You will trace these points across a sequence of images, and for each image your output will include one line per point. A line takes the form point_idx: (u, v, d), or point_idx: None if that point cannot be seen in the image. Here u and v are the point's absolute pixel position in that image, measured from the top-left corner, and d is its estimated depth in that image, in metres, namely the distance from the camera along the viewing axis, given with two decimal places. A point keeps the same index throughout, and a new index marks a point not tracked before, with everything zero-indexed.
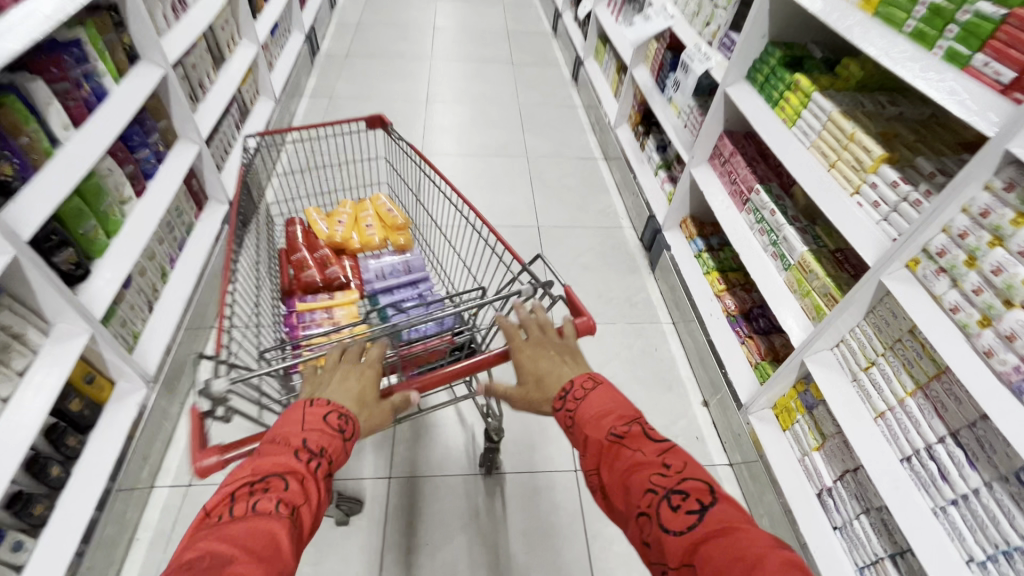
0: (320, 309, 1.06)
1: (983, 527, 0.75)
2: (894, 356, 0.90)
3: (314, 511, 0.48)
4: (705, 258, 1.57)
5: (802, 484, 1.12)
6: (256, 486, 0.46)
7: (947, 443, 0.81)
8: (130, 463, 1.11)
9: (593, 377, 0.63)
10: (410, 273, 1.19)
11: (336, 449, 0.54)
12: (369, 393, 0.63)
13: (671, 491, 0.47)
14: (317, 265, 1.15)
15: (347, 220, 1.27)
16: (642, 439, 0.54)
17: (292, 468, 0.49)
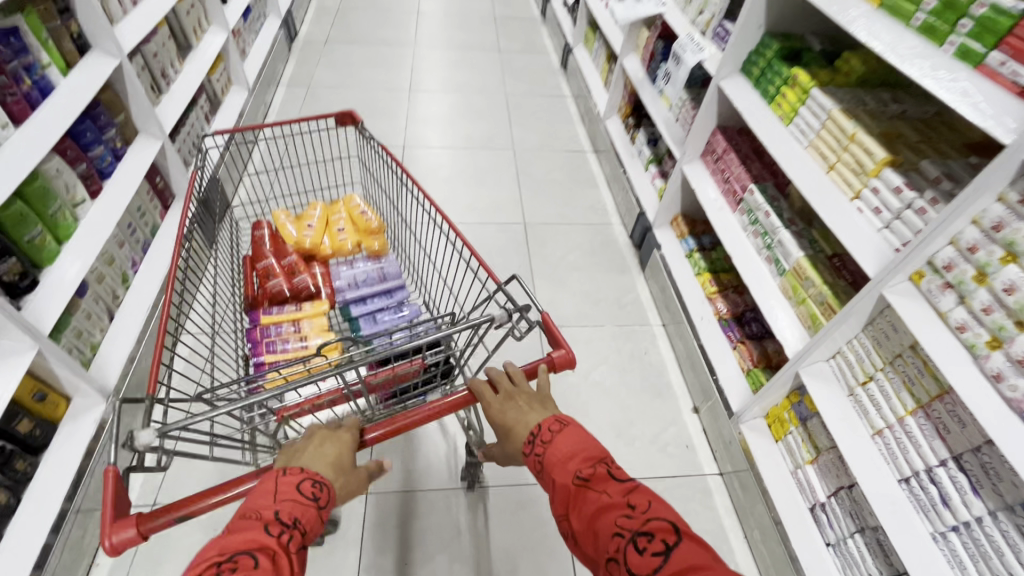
0: (286, 322, 1.04)
1: (986, 557, 0.71)
2: (894, 372, 0.86)
3: None
4: (696, 258, 1.52)
5: (795, 498, 1.08)
6: (224, 566, 0.44)
7: (948, 467, 0.77)
8: (89, 483, 1.04)
9: (561, 418, 0.61)
10: (385, 281, 1.14)
11: (309, 519, 0.52)
12: (346, 456, 0.62)
13: (636, 533, 0.48)
14: (284, 274, 1.11)
15: (317, 223, 1.23)
16: (608, 480, 0.54)
17: (262, 544, 0.47)
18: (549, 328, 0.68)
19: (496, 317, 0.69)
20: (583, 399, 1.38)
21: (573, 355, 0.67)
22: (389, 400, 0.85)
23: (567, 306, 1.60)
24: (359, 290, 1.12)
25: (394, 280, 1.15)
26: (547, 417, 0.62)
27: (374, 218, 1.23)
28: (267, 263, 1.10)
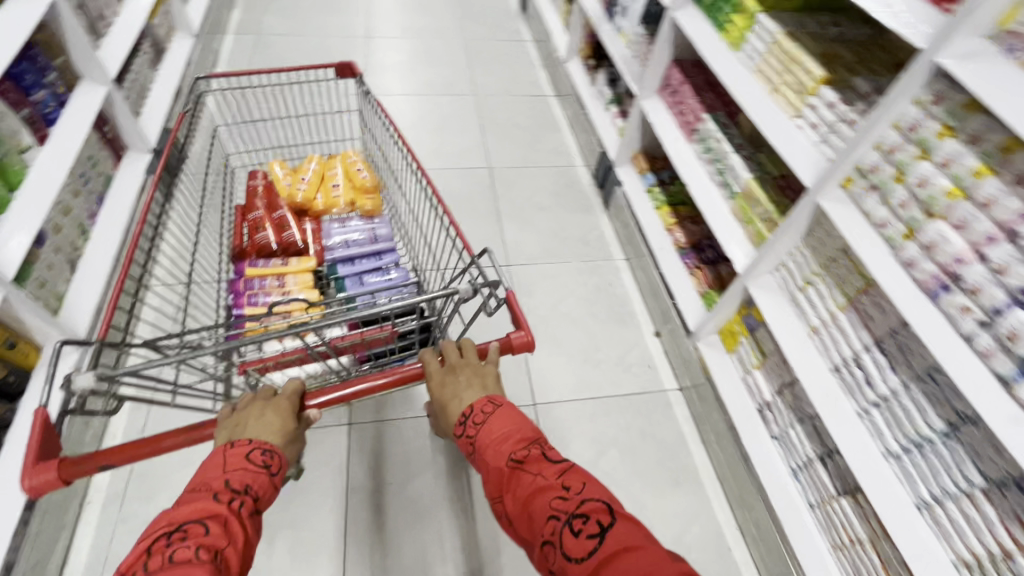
0: (271, 276, 1.03)
1: (900, 423, 0.82)
2: (828, 275, 0.94)
3: (240, 550, 0.50)
4: (656, 192, 1.58)
5: (745, 401, 1.18)
6: (174, 536, 0.47)
7: (872, 352, 0.86)
8: (72, 425, 1.05)
9: (493, 400, 0.65)
10: (376, 243, 1.15)
11: (259, 486, 0.57)
12: (286, 421, 0.66)
13: (572, 515, 0.50)
14: (275, 227, 1.11)
15: (313, 178, 1.25)
16: (542, 463, 0.57)
17: (213, 511, 0.51)
18: (514, 309, 0.69)
19: (461, 292, 0.69)
20: (552, 329, 1.45)
21: (532, 339, 0.70)
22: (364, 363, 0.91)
23: (534, 245, 1.65)
24: (351, 249, 1.13)
25: (385, 242, 1.16)
26: (481, 397, 0.65)
27: (369, 175, 1.24)
28: (256, 214, 1.12)
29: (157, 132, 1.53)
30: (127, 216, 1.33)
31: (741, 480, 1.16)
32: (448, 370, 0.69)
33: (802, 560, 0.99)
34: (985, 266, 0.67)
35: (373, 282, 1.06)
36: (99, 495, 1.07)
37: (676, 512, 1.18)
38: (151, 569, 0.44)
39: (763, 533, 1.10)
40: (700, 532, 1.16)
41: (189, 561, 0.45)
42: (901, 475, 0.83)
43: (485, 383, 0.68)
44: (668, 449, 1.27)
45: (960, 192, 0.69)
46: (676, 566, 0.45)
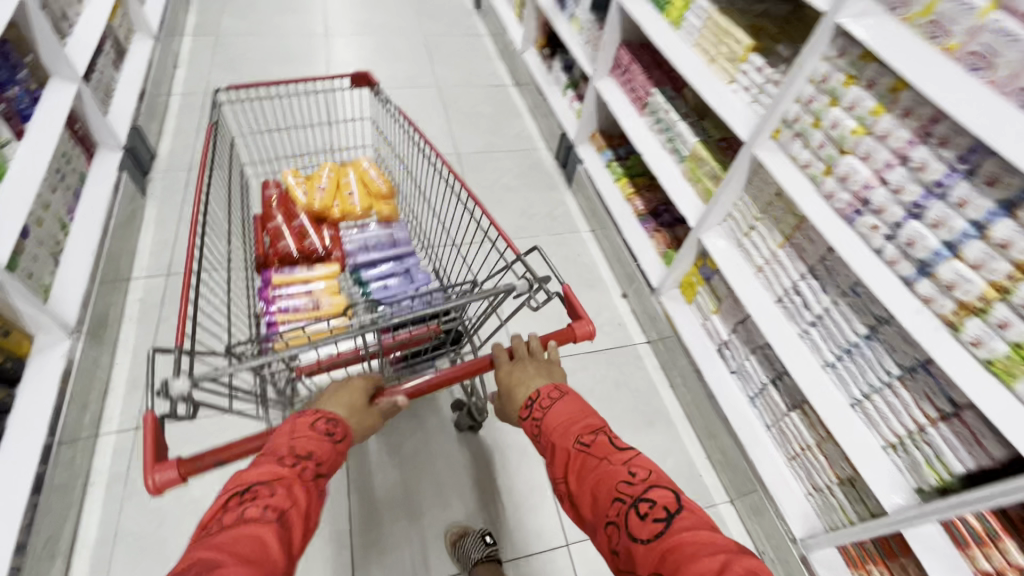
0: (297, 283, 1.05)
1: (833, 335, 0.96)
2: (767, 218, 1.07)
3: (306, 512, 0.51)
4: (614, 166, 1.71)
5: (705, 342, 1.31)
6: (246, 495, 0.49)
7: (807, 279, 1.00)
8: (69, 412, 1.09)
9: (560, 387, 0.66)
10: (396, 246, 1.19)
11: (324, 452, 0.57)
12: (358, 398, 0.66)
13: (638, 499, 0.51)
14: (295, 235, 1.14)
15: (328, 185, 1.24)
16: (608, 448, 0.58)
17: (279, 474, 0.52)
18: (571, 300, 0.72)
19: (518, 288, 0.72)
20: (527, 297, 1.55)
21: (593, 330, 0.70)
22: (398, 364, 0.94)
23: (503, 222, 1.74)
24: (374, 254, 1.17)
25: (404, 246, 1.20)
26: (547, 384, 0.67)
27: (383, 180, 1.27)
28: (278, 223, 1.14)
29: (126, 130, 1.55)
30: (105, 211, 1.36)
31: (706, 414, 1.29)
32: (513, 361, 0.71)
33: (762, 472, 1.13)
34: (886, 188, 0.80)
35: (395, 285, 1.12)
36: (102, 476, 1.11)
37: (651, 448, 1.29)
38: (225, 524, 0.46)
39: (728, 456, 1.23)
40: (675, 464, 1.28)
41: (258, 519, 0.47)
42: (837, 381, 0.96)
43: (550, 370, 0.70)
44: (640, 394, 1.39)
45: (864, 130, 0.83)
46: (746, 560, 0.45)
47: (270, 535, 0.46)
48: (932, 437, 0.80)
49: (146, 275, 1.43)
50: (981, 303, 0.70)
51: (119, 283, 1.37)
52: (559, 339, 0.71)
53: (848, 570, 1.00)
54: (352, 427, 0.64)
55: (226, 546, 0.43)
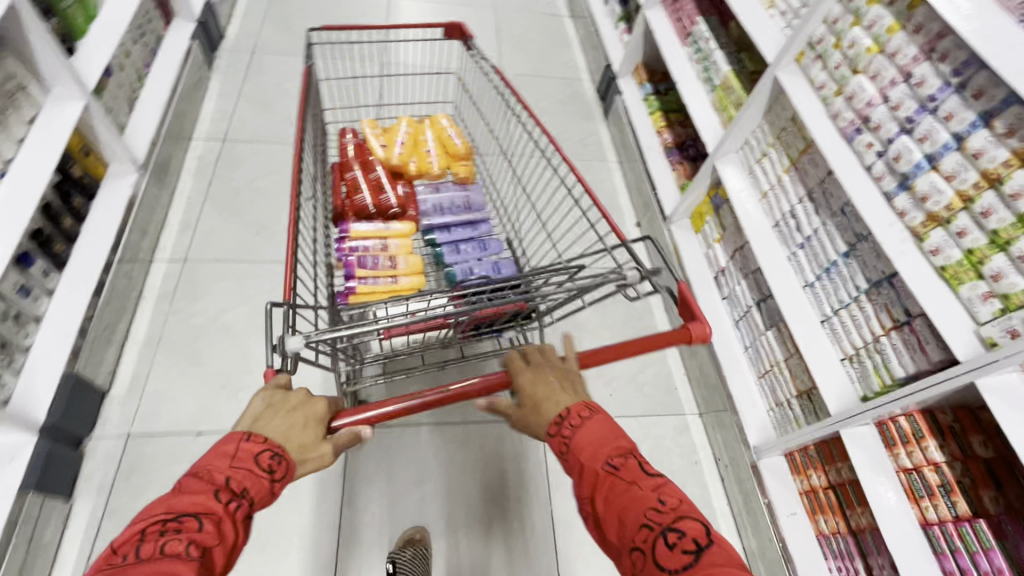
0: (374, 239, 1.09)
1: (817, 256, 1.01)
2: (779, 143, 1.11)
3: (230, 555, 0.45)
4: (651, 100, 1.72)
5: (704, 269, 1.38)
6: (169, 525, 0.42)
7: (804, 202, 1.05)
8: (129, 235, 1.25)
9: (590, 405, 0.58)
10: (470, 211, 1.23)
11: (261, 491, 0.48)
12: (314, 433, 0.54)
13: (668, 528, 0.45)
14: (371, 188, 1.15)
15: (407, 141, 1.28)
16: (638, 472, 0.50)
17: (208, 509, 0.44)
18: (687, 300, 0.66)
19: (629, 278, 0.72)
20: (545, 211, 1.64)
21: (711, 332, 0.64)
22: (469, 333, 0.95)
23: None
24: (447, 217, 1.20)
25: (479, 212, 1.23)
26: (578, 402, 0.58)
27: (461, 141, 1.30)
28: (356, 174, 1.15)
29: (201, 3, 1.67)
30: (175, 72, 1.50)
31: None
32: (536, 373, 0.62)
33: (733, 389, 1.21)
34: (887, 106, 0.84)
35: (469, 251, 1.14)
36: (152, 291, 1.29)
37: (635, 356, 1.39)
38: (141, 556, 0.40)
39: (704, 372, 1.32)
40: (654, 373, 1.37)
41: (178, 556, 0.40)
42: (812, 300, 1.03)
43: (575, 386, 0.62)
44: (635, 310, 1.48)
45: (878, 48, 0.86)
46: None
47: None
48: (883, 346, 0.87)
49: (205, 138, 1.58)
50: (947, 213, 0.75)
51: (182, 140, 1.53)
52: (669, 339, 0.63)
53: (791, 476, 1.10)
54: (299, 471, 0.52)
55: None
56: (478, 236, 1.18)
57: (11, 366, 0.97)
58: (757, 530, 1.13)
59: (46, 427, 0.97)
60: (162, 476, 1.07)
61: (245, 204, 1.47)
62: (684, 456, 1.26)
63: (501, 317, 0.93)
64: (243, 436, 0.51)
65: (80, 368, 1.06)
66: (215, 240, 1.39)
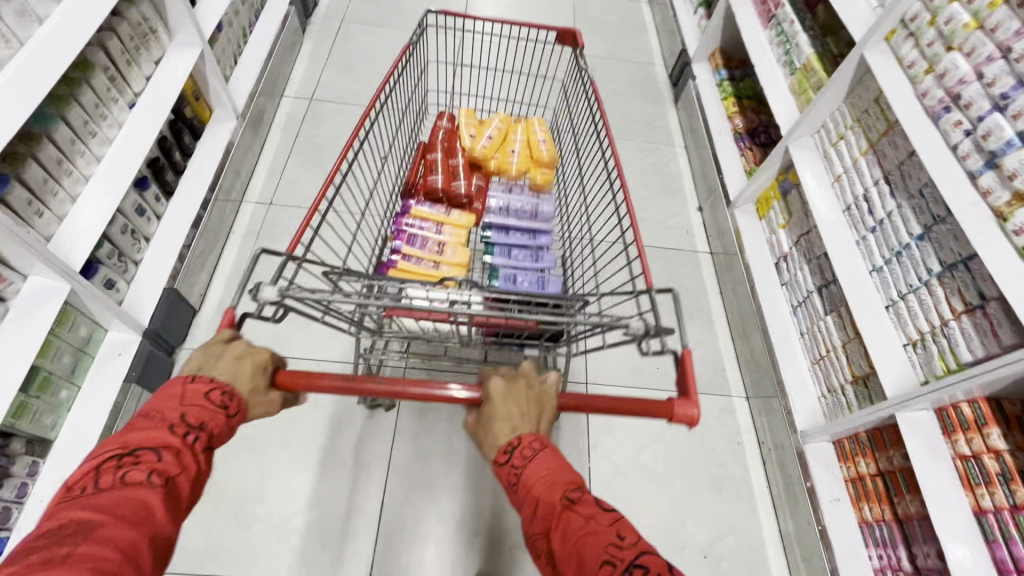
0: (432, 221, 1.15)
1: (887, 239, 1.00)
2: (859, 126, 1.09)
3: (193, 483, 0.48)
4: (725, 85, 1.70)
5: (764, 254, 1.37)
6: (125, 459, 0.45)
7: (880, 184, 1.03)
8: (225, 175, 1.38)
9: (542, 438, 0.58)
10: (535, 219, 1.23)
11: (219, 425, 0.51)
12: (262, 377, 0.55)
13: (632, 565, 0.45)
14: (447, 173, 1.21)
15: (494, 136, 1.32)
16: (594, 508, 0.51)
17: (166, 442, 0.47)
18: (686, 370, 0.60)
19: (632, 327, 0.67)
20: None
21: (700, 416, 0.58)
22: (490, 341, 0.97)
23: None
24: (509, 218, 1.22)
25: (543, 222, 1.23)
26: (530, 432, 0.58)
27: (548, 149, 1.30)
28: (436, 157, 1.22)
29: None
30: (274, 34, 1.62)
31: (746, 315, 1.37)
32: (507, 389, 0.60)
33: (785, 373, 1.20)
34: (981, 83, 0.82)
35: (521, 258, 1.15)
36: (240, 229, 1.41)
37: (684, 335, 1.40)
38: (99, 487, 0.43)
39: (756, 356, 1.31)
40: (702, 354, 1.38)
41: (140, 483, 0.43)
42: (879, 284, 1.01)
43: (536, 417, 0.60)
44: (689, 292, 1.49)
45: (977, 24, 0.84)
46: None
47: (156, 501, 0.43)
48: (951, 330, 0.85)
49: (294, 97, 1.70)
50: None
51: (275, 97, 1.65)
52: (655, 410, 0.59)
53: (837, 463, 1.08)
54: (247, 416, 0.54)
55: (108, 509, 0.41)
56: (536, 245, 1.19)
57: (126, 275, 1.09)
58: (795, 513, 1.13)
59: (148, 332, 1.08)
60: None
61: (327, 159, 1.58)
62: (727, 436, 1.26)
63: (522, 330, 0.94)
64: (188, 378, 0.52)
65: (179, 286, 1.19)
66: (296, 189, 1.50)
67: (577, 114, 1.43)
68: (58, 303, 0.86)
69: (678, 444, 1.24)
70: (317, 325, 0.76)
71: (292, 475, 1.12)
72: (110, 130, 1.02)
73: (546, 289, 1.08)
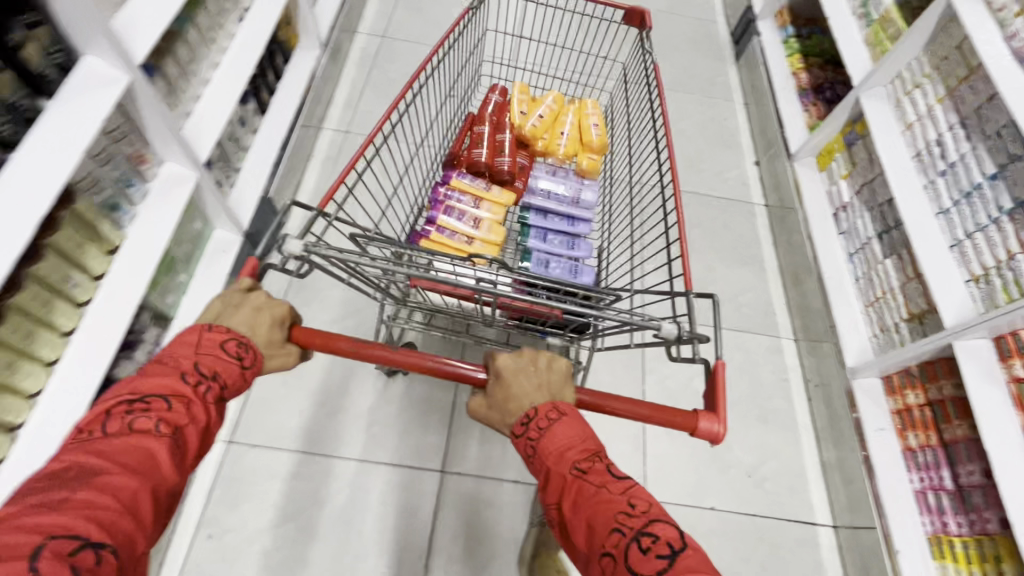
0: (469, 195, 1.03)
1: (959, 181, 1.04)
2: (937, 74, 1.12)
3: (203, 434, 0.47)
4: (791, 43, 1.71)
5: (823, 205, 1.41)
6: (136, 404, 0.44)
7: (955, 129, 1.06)
8: (308, 100, 1.44)
9: (560, 406, 0.54)
10: (576, 207, 1.07)
11: (232, 377, 0.50)
12: (278, 332, 0.54)
13: (640, 532, 0.44)
14: (492, 148, 1.07)
15: (546, 116, 1.17)
16: (606, 476, 0.49)
17: (176, 390, 0.46)
18: (715, 385, 0.56)
19: (665, 332, 0.61)
20: None
21: (723, 433, 0.54)
22: (514, 319, 0.91)
23: (666, 74, 1.86)
24: (548, 202, 1.06)
25: (584, 210, 1.07)
26: (545, 403, 0.54)
27: (599, 135, 1.15)
28: (482, 129, 1.08)
29: None
30: None
31: (800, 263, 1.42)
32: (518, 365, 0.57)
33: (838, 315, 1.26)
34: None
35: (555, 246, 1.01)
36: (319, 153, 1.49)
37: (737, 281, 1.46)
38: (108, 432, 0.42)
39: (808, 301, 1.37)
40: (754, 297, 1.44)
41: (148, 433, 0.43)
42: (943, 227, 1.06)
43: (553, 386, 0.56)
44: (743, 240, 1.54)
45: None
46: None
47: (163, 451, 0.43)
48: (1017, 262, 0.90)
49: (367, 34, 1.75)
50: None
51: (350, 32, 1.70)
52: (671, 419, 0.55)
53: (885, 397, 1.14)
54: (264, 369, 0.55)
55: (113, 455, 0.41)
56: (572, 233, 1.05)
57: (228, 180, 1.18)
58: (838, 442, 1.20)
59: (246, 234, 1.17)
60: (323, 295, 1.32)
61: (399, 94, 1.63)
62: (775, 372, 1.34)
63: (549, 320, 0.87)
64: (204, 327, 0.52)
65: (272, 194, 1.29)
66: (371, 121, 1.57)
67: (633, 99, 1.23)
68: (186, 190, 0.94)
69: (727, 376, 1.31)
70: (343, 285, 0.72)
71: (368, 376, 1.21)
72: (226, 39, 1.08)
73: (577, 278, 0.97)
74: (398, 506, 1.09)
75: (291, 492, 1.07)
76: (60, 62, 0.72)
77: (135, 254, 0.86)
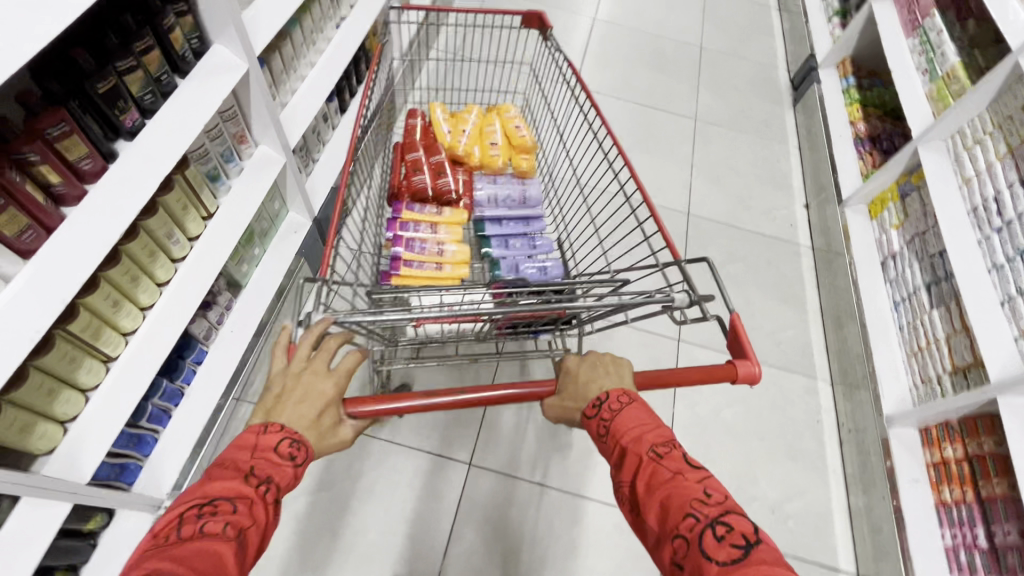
0: (425, 222, 1.01)
1: (1014, 239, 1.02)
2: (999, 131, 1.12)
3: (263, 537, 0.44)
4: (852, 92, 1.73)
5: (871, 252, 1.42)
6: (204, 509, 0.42)
7: (1014, 187, 1.06)
8: None
9: (630, 393, 0.56)
10: (525, 206, 1.09)
11: (287, 476, 0.49)
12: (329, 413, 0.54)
13: (715, 520, 0.42)
14: (431, 171, 1.06)
15: (472, 131, 1.17)
16: (682, 463, 0.48)
17: (241, 492, 0.45)
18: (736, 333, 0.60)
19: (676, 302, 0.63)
20: (719, 174, 1.75)
21: (760, 373, 0.58)
22: (503, 329, 0.84)
23: (722, 113, 1.92)
24: (499, 209, 1.08)
25: (534, 208, 1.09)
26: (617, 386, 0.57)
27: (527, 133, 1.14)
28: (416, 154, 1.06)
29: None
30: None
31: (842, 307, 1.42)
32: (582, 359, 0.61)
33: (878, 361, 1.25)
34: None
35: (517, 248, 1.03)
36: None
37: (776, 319, 1.48)
38: (181, 537, 0.40)
39: (847, 345, 1.37)
40: (793, 335, 1.45)
41: (217, 534, 0.41)
42: (995, 282, 1.05)
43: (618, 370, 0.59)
44: (786, 279, 1.55)
45: None
46: None
47: (230, 552, 0.40)
48: None
49: None
50: None
51: None
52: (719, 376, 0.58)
53: (921, 449, 1.13)
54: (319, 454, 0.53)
55: (187, 559, 0.38)
56: (527, 232, 1.06)
57: (306, 168, 1.28)
58: (867, 488, 1.18)
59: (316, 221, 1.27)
60: None
61: None
62: (808, 412, 1.34)
63: (537, 320, 0.83)
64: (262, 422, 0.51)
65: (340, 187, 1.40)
66: None
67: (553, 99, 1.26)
68: (275, 172, 1.05)
69: (759, 410, 1.32)
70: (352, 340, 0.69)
71: None
72: (323, 42, 1.19)
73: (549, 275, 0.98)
74: (422, 491, 1.13)
75: (326, 464, 1.13)
76: (196, 48, 0.83)
77: (228, 222, 0.95)
